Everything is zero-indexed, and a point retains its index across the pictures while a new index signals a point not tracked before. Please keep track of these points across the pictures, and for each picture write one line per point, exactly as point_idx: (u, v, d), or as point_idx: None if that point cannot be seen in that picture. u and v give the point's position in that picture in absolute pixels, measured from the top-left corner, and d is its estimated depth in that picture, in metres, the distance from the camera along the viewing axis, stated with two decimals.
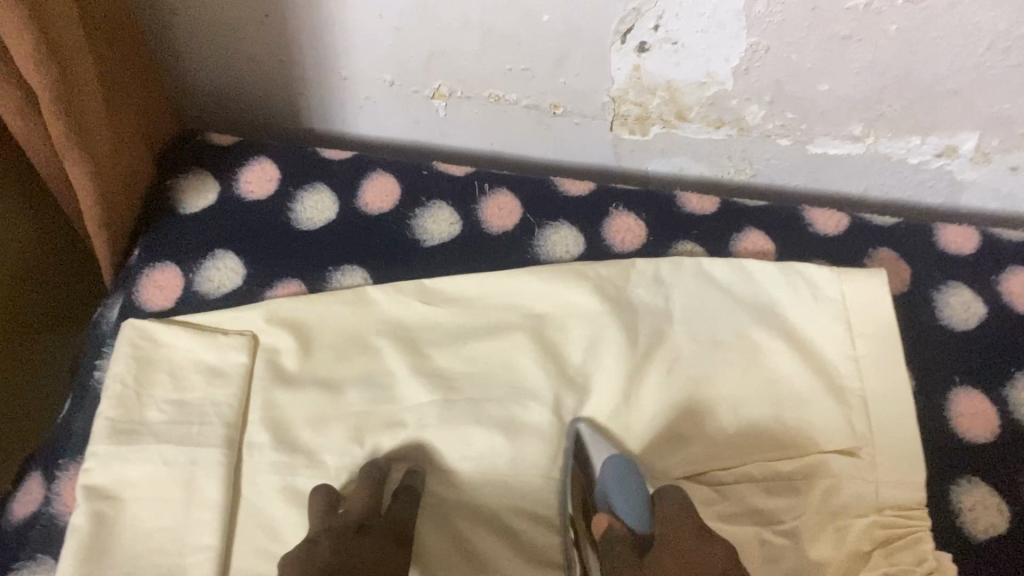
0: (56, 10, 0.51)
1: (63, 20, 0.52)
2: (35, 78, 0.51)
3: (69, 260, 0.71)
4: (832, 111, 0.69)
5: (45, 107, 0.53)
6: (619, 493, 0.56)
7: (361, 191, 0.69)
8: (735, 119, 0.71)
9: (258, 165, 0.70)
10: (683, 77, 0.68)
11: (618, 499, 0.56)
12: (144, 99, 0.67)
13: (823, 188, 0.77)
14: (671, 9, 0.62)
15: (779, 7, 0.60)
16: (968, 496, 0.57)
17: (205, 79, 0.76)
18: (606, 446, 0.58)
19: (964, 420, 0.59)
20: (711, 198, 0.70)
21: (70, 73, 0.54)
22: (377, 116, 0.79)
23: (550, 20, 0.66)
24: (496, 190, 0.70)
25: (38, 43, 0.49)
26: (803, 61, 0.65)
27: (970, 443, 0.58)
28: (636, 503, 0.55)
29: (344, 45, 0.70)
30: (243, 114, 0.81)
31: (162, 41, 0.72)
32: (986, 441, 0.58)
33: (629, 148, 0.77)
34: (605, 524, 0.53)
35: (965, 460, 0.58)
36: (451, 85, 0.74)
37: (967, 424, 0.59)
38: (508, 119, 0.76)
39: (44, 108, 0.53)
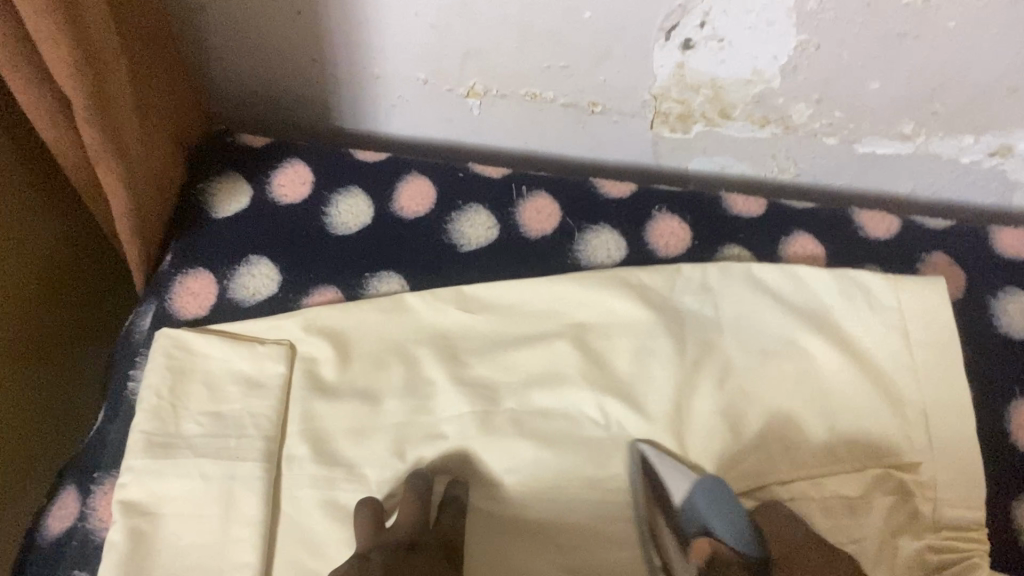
0: (89, 10, 0.49)
1: (95, 22, 0.50)
2: (67, 82, 0.49)
3: (91, 258, 0.69)
4: (882, 110, 0.66)
5: (77, 111, 0.52)
6: (715, 513, 0.53)
7: (396, 194, 0.68)
8: (781, 118, 0.69)
9: (290, 167, 0.68)
10: (729, 75, 0.66)
11: (714, 520, 0.53)
12: (174, 101, 0.65)
13: (871, 189, 0.74)
14: (719, 6, 0.60)
15: (832, 4, 0.59)
16: None
17: (234, 79, 0.75)
18: (678, 467, 0.56)
19: None
20: (757, 200, 0.67)
21: (102, 76, 0.52)
22: (408, 115, 0.77)
23: (592, 17, 0.64)
24: (534, 192, 0.68)
25: (72, 46, 0.48)
26: (853, 59, 0.63)
27: None
28: (735, 517, 0.52)
29: (379, 42, 0.69)
30: (270, 115, 0.79)
31: (190, 40, 0.71)
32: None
33: (669, 147, 0.75)
34: (706, 549, 0.50)
35: None
36: (486, 83, 0.72)
37: None
38: (543, 118, 0.75)
39: (77, 112, 0.52)
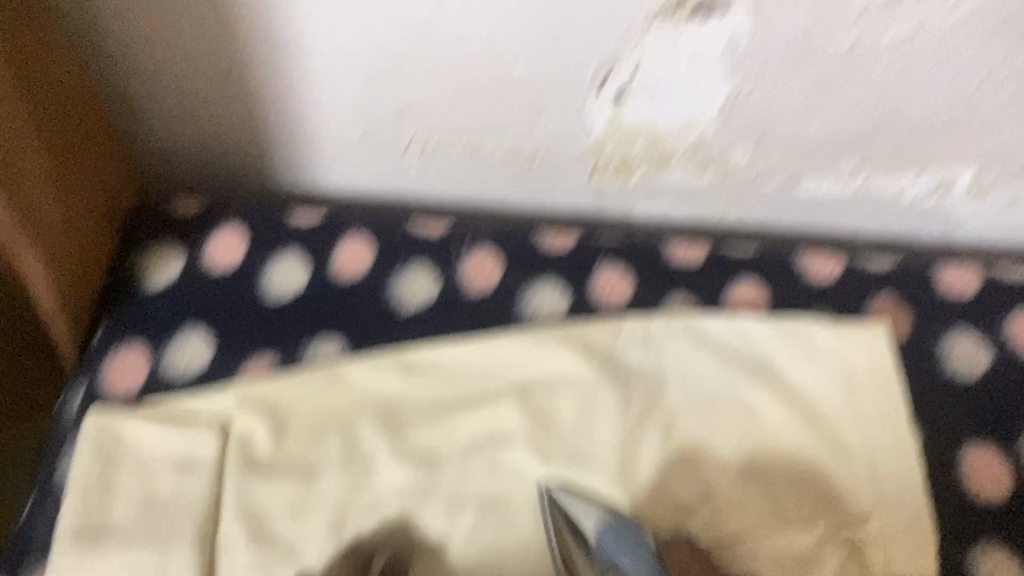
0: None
1: None
2: None
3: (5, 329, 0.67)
4: (820, 152, 0.66)
5: None
6: (621, 548, 0.53)
7: (334, 256, 0.66)
8: (721, 162, 0.68)
9: (224, 233, 0.67)
10: (666, 122, 0.65)
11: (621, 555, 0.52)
12: (102, 173, 0.64)
13: (818, 229, 0.73)
14: (648, 56, 0.61)
15: (762, 49, 0.59)
16: (986, 560, 0.54)
17: (169, 141, 0.74)
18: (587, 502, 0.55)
19: (975, 478, 0.56)
20: (700, 246, 0.67)
21: (10, 156, 0.51)
22: (348, 172, 0.76)
23: (523, 71, 0.64)
24: (476, 246, 0.66)
25: None
26: (788, 104, 0.62)
27: (985, 504, 0.55)
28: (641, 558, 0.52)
29: (312, 101, 0.68)
30: (208, 177, 0.78)
31: (120, 102, 0.70)
32: (999, 499, 0.55)
33: (613, 194, 0.73)
34: None
35: (981, 520, 0.55)
36: (424, 137, 0.71)
37: (979, 482, 0.56)
38: (484, 170, 0.73)
39: None
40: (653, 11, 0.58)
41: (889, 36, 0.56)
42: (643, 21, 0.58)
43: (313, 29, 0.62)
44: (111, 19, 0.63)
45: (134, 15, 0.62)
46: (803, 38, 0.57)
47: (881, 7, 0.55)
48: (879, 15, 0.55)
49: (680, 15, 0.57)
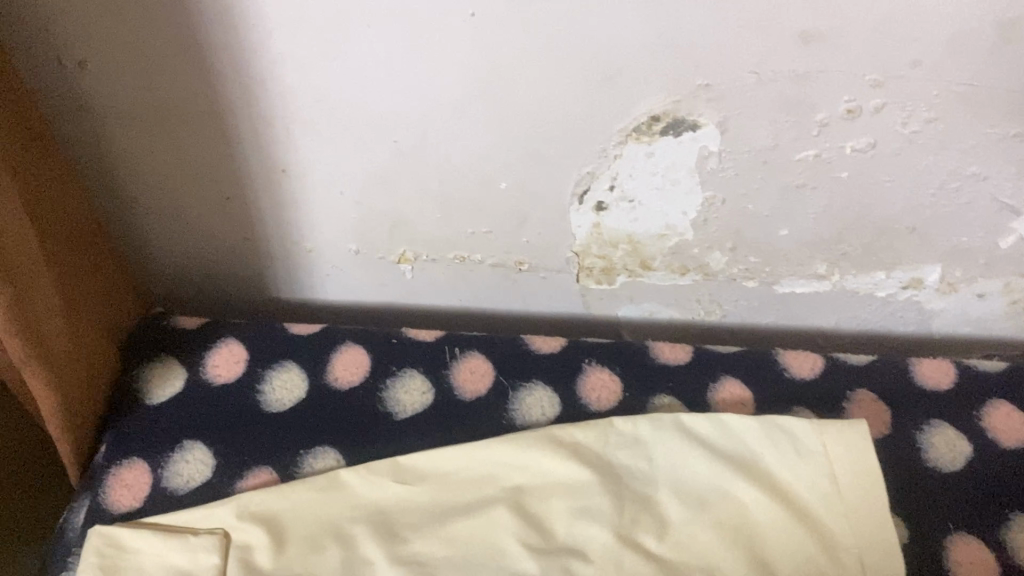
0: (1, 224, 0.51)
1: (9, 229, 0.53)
2: None
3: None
4: (793, 254, 0.69)
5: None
6: None
7: (330, 366, 0.69)
8: (699, 265, 0.71)
9: (225, 346, 0.70)
10: (643, 230, 0.69)
11: None
12: (107, 291, 0.67)
13: (797, 324, 0.76)
14: (624, 170, 0.65)
15: (731, 161, 0.63)
16: None
17: (170, 261, 0.78)
18: None
19: (965, 569, 0.57)
20: (683, 347, 0.69)
21: (21, 279, 0.54)
22: (343, 284, 0.79)
23: (507, 187, 0.68)
24: (467, 353, 0.69)
25: None
26: (760, 211, 0.66)
27: None
28: None
29: (308, 218, 0.72)
30: (208, 291, 0.81)
31: (123, 225, 0.74)
32: None
33: (598, 297, 0.76)
34: None
35: None
36: (416, 249, 0.74)
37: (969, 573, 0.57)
38: (474, 278, 0.76)
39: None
40: (626, 130, 0.62)
41: (848, 148, 0.60)
42: (617, 140, 0.63)
43: (309, 151, 0.67)
44: (117, 149, 0.68)
45: (139, 144, 0.67)
46: (768, 151, 0.61)
47: (839, 121, 0.59)
48: (838, 128, 0.59)
49: (651, 135, 0.62)
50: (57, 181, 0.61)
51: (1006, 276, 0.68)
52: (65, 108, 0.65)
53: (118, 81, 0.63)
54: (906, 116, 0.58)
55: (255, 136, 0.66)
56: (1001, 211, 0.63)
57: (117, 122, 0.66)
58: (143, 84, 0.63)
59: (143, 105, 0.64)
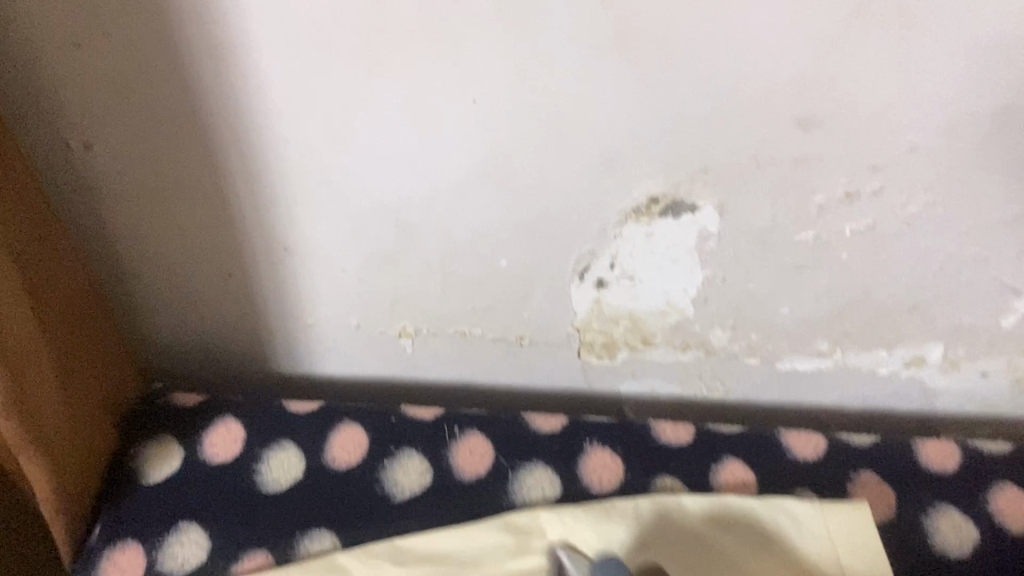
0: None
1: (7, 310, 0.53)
2: None
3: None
4: (795, 332, 0.69)
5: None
6: None
7: (329, 446, 0.68)
8: (701, 342, 0.71)
9: (223, 424, 0.69)
10: (644, 307, 0.69)
11: None
12: (106, 368, 0.67)
13: (801, 403, 0.75)
14: (624, 248, 0.65)
15: (731, 242, 0.63)
16: None
17: (170, 337, 0.77)
18: None
19: None
20: (686, 426, 0.68)
21: (20, 359, 0.54)
22: (344, 360, 0.78)
23: (508, 264, 0.68)
24: (467, 431, 0.69)
25: None
26: (761, 289, 0.66)
27: None
28: None
29: (309, 295, 0.73)
30: (208, 368, 0.81)
31: (125, 301, 0.74)
32: None
33: (599, 372, 0.76)
34: None
35: None
36: (416, 324, 0.74)
37: None
38: (475, 353, 0.76)
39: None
40: (625, 212, 0.62)
41: (847, 229, 0.61)
42: (617, 220, 0.63)
43: (312, 230, 0.67)
44: (121, 229, 0.68)
45: (142, 224, 0.68)
46: (767, 232, 0.62)
47: (837, 204, 0.59)
48: (836, 210, 0.59)
49: (650, 215, 0.62)
50: (59, 261, 0.61)
51: (1009, 355, 0.68)
52: (69, 189, 0.66)
53: (123, 163, 0.64)
54: (904, 199, 0.58)
55: (258, 215, 0.67)
56: (1001, 290, 0.63)
57: (121, 202, 0.66)
58: (148, 166, 0.64)
59: (147, 186, 0.65)
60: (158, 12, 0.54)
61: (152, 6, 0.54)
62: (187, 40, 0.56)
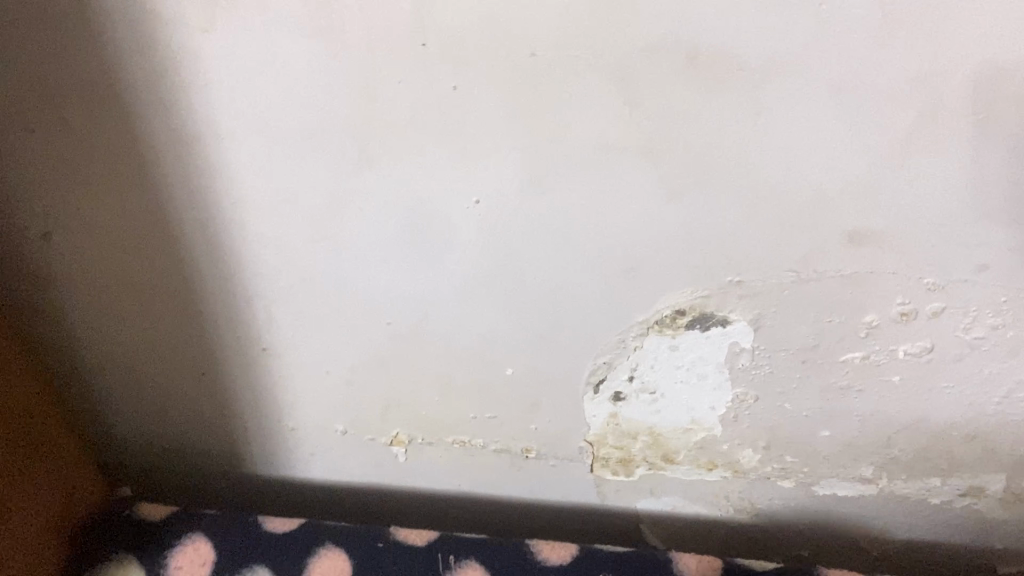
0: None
1: None
2: None
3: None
4: (836, 456, 0.61)
5: None
6: None
7: (307, 573, 0.60)
8: (729, 462, 0.63)
9: (190, 544, 0.62)
10: (666, 422, 0.62)
11: None
12: (60, 479, 0.60)
13: (840, 530, 0.67)
14: (645, 360, 0.57)
15: (766, 359, 0.55)
16: None
17: (142, 437, 0.70)
18: None
19: None
20: (712, 561, 0.61)
21: None
22: (331, 466, 0.71)
23: (515, 372, 0.61)
24: (464, 561, 0.61)
25: None
26: (798, 411, 0.58)
27: None
28: None
29: (293, 399, 0.65)
30: (181, 471, 0.73)
31: (93, 398, 0.68)
32: None
33: (614, 488, 0.68)
34: None
35: None
36: (412, 431, 0.67)
37: None
38: (476, 464, 0.69)
39: None
40: (646, 322, 0.55)
41: (901, 351, 0.53)
42: (637, 331, 0.56)
43: (295, 331, 0.61)
44: (83, 326, 0.62)
45: (107, 323, 0.62)
46: (808, 350, 0.54)
47: (890, 324, 0.52)
48: (889, 332, 0.52)
49: (675, 327, 0.55)
50: (14, 365, 0.55)
51: None
52: (27, 282, 0.60)
53: (84, 258, 0.57)
54: (969, 322, 0.51)
55: (234, 317, 0.60)
56: None
57: (85, 298, 0.60)
58: (112, 261, 0.57)
59: (110, 282, 0.59)
60: (120, 100, 0.49)
61: (114, 93, 0.48)
62: (153, 131, 0.50)
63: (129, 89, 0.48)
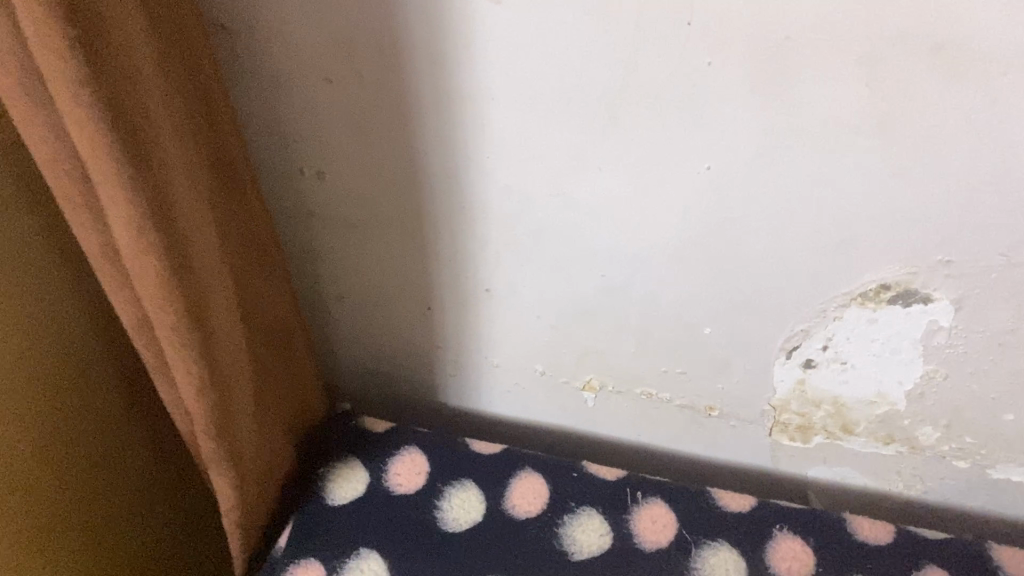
0: (218, 341, 0.53)
1: (223, 336, 0.54)
2: (190, 398, 0.52)
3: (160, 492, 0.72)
4: (1017, 440, 0.64)
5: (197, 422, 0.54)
6: None
7: (509, 492, 0.68)
8: (907, 437, 0.67)
9: (407, 454, 0.71)
10: (851, 394, 0.66)
11: None
12: (296, 386, 0.69)
13: (1009, 516, 0.70)
14: (842, 331, 0.62)
15: (963, 339, 0.59)
16: None
17: (362, 357, 0.80)
18: None
19: None
20: (886, 526, 0.65)
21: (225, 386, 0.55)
22: (524, 403, 0.78)
23: (712, 333, 0.66)
24: (650, 498, 0.67)
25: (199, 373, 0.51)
26: (986, 392, 0.61)
27: None
28: None
29: (502, 338, 0.73)
30: (389, 392, 0.83)
31: (326, 318, 0.77)
32: None
33: (788, 453, 0.72)
34: None
35: None
36: (603, 379, 0.73)
37: None
38: (658, 417, 0.75)
39: (196, 420, 0.54)
40: (851, 294, 0.59)
41: None
42: (840, 302, 0.60)
43: (516, 277, 0.68)
44: (332, 254, 0.71)
45: (352, 252, 0.70)
46: (1005, 333, 0.58)
47: None
48: None
49: (878, 301, 0.59)
50: (275, 282, 0.64)
51: None
52: (291, 211, 0.69)
53: (346, 196, 0.66)
54: None
55: (464, 260, 0.68)
56: None
57: (336, 229, 0.69)
58: (366, 199, 0.66)
59: (364, 219, 0.67)
60: (400, 57, 0.55)
61: (395, 52, 0.55)
62: (427, 86, 0.57)
63: (411, 49, 0.54)
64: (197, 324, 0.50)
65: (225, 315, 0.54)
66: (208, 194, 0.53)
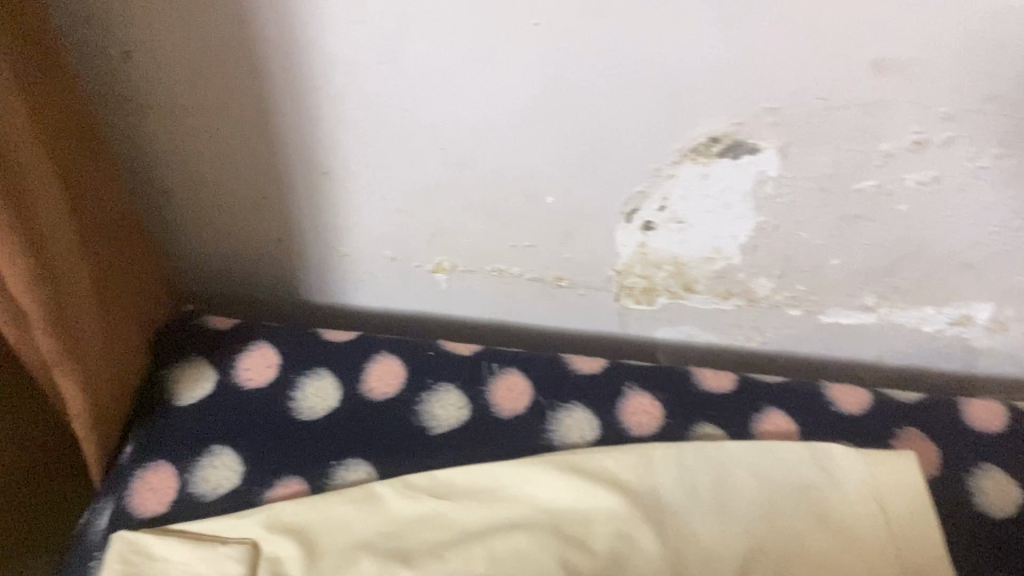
0: (46, 232, 0.48)
1: (50, 226, 0.49)
2: (22, 295, 0.47)
3: (15, 426, 0.67)
4: (842, 284, 0.68)
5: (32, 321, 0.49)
6: None
7: (365, 375, 0.66)
8: (744, 290, 0.70)
9: (257, 350, 0.67)
10: (689, 253, 0.68)
11: None
12: (140, 284, 0.64)
13: (837, 357, 0.75)
14: (678, 190, 0.63)
15: (789, 188, 0.61)
16: None
17: (202, 256, 0.76)
18: None
19: None
20: (728, 375, 0.68)
21: (61, 281, 0.50)
22: (378, 292, 0.77)
23: (555, 202, 0.67)
24: (505, 370, 0.67)
25: (28, 264, 0.46)
26: (813, 238, 0.64)
27: None
28: None
29: (347, 224, 0.71)
30: (236, 290, 0.79)
31: (158, 216, 0.72)
32: None
33: (636, 315, 0.75)
34: None
35: None
36: (454, 259, 0.73)
37: None
38: (512, 292, 0.75)
39: (33, 320, 0.49)
40: (682, 151, 0.61)
41: (911, 180, 0.59)
42: (673, 159, 0.61)
43: (354, 156, 0.65)
44: (158, 144, 0.66)
45: (183, 140, 0.66)
46: (827, 178, 0.60)
47: (905, 152, 0.57)
48: (902, 159, 0.58)
49: (709, 156, 0.60)
50: (105, 171, 0.58)
51: None
52: (109, 96, 0.63)
53: (164, 78, 0.61)
54: (975, 152, 0.56)
55: (300, 141, 0.65)
56: None
57: (159, 115, 0.64)
58: (192, 79, 0.61)
59: (189, 101, 0.63)
60: None
61: None
62: None
63: None
64: (18, 211, 0.45)
65: (47, 198, 0.48)
66: (19, 64, 0.46)
